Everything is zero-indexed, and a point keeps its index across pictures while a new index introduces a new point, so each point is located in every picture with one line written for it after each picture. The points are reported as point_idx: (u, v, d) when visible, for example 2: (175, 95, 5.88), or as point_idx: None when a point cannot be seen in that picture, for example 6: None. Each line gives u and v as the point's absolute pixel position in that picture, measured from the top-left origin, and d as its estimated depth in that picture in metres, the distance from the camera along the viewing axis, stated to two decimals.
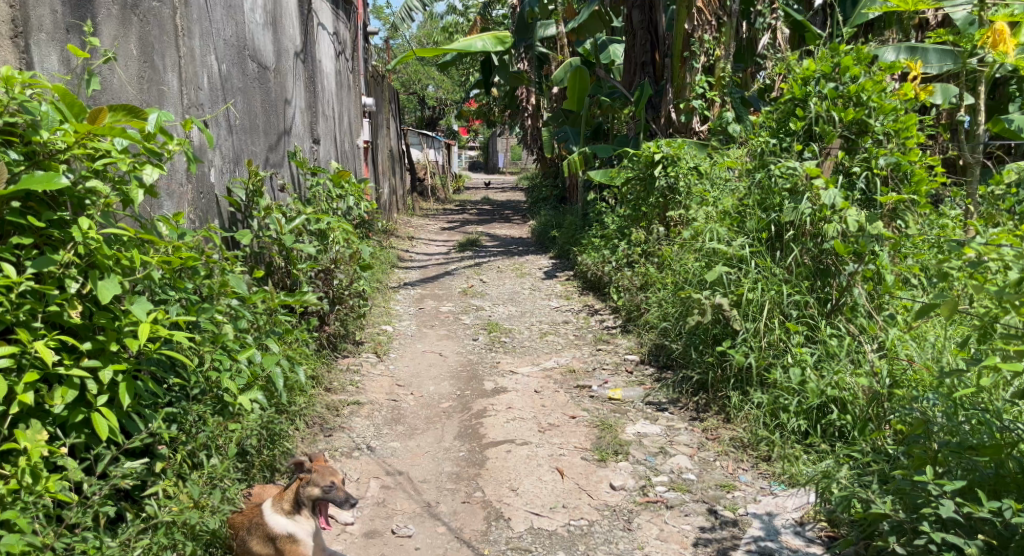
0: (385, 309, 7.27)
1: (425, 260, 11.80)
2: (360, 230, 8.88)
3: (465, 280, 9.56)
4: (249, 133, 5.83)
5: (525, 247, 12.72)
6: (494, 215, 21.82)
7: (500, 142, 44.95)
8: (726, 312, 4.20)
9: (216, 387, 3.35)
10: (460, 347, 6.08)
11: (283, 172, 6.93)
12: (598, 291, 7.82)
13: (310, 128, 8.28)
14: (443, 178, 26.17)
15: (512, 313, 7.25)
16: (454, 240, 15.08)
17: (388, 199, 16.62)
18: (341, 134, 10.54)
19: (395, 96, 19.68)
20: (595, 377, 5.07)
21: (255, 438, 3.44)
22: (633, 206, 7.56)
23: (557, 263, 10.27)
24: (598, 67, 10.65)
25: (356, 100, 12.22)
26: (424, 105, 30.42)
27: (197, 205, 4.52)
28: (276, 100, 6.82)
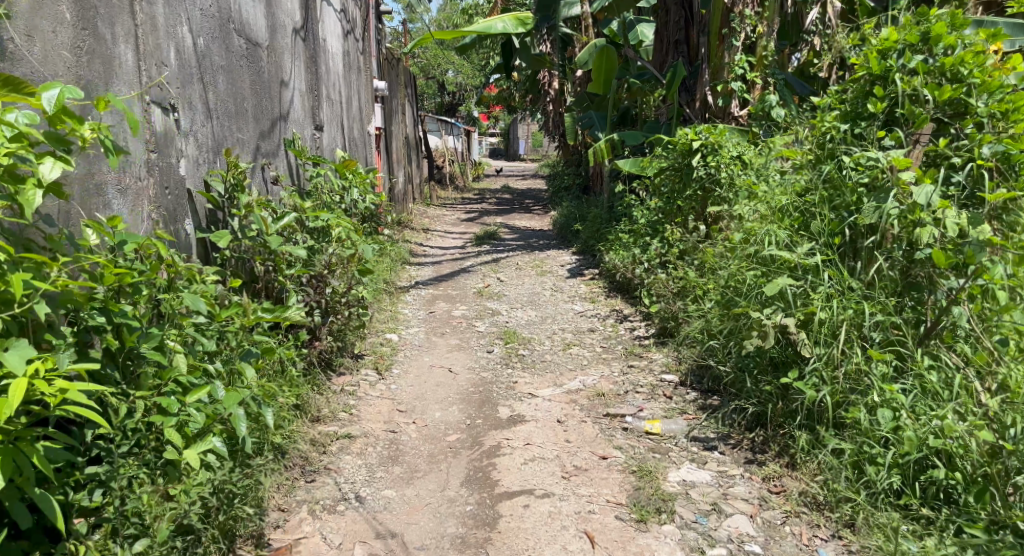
0: (391, 314, 6.59)
1: (439, 254, 11.09)
2: (367, 224, 8.20)
3: (481, 278, 8.86)
4: (233, 118, 5.12)
5: (546, 240, 11.99)
6: (514, 204, 21.10)
7: (522, 128, 44.20)
8: (791, 333, 3.52)
9: (159, 437, 2.83)
10: (473, 360, 5.39)
11: (277, 163, 6.22)
12: (626, 294, 7.11)
13: (311, 113, 7.57)
14: (462, 166, 25.46)
15: (533, 319, 6.56)
16: (472, 231, 14.38)
17: (403, 188, 15.93)
18: (348, 119, 9.82)
19: (411, 81, 18.97)
20: (628, 403, 4.36)
21: (196, 512, 2.81)
22: (666, 199, 6.84)
23: (580, 260, 9.54)
24: (625, 48, 9.87)
25: (367, 84, 11.53)
26: (444, 91, 29.68)
27: (161, 202, 3.83)
28: (269, 81, 6.10)
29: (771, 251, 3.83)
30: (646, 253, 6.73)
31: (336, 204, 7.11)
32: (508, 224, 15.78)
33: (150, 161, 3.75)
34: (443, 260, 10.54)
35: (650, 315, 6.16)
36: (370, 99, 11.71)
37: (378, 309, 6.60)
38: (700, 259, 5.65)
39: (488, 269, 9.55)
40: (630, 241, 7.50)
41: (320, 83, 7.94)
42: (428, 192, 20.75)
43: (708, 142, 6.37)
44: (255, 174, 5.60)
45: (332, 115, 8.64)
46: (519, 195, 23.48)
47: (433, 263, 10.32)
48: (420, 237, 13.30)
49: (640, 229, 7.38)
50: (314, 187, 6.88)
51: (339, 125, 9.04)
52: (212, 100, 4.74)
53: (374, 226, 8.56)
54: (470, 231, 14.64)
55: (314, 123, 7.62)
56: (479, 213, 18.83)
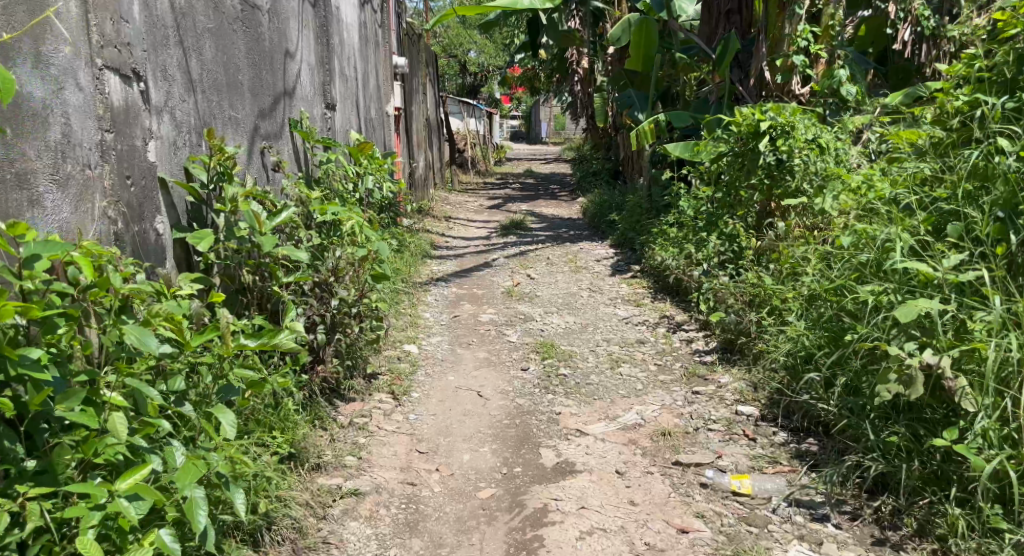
0: (411, 320, 5.80)
1: (462, 246, 10.31)
2: (384, 215, 7.41)
3: (509, 274, 8.08)
4: (225, 92, 4.30)
5: (578, 231, 11.19)
6: (539, 190, 20.29)
7: (544, 110, 43.29)
8: (947, 376, 2.82)
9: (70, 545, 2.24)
10: (508, 378, 4.62)
11: (280, 148, 5.41)
12: (677, 297, 6.28)
13: (322, 89, 6.74)
14: (484, 149, 24.63)
15: (573, 326, 5.78)
16: (496, 220, 13.56)
17: (423, 173, 15.16)
18: (364, 100, 9.00)
19: (433, 59, 18.12)
20: (701, 445, 3.56)
21: None
22: (729, 192, 6.02)
23: (619, 255, 8.74)
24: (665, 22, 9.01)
25: (385, 61, 10.73)
26: (465, 72, 28.79)
27: (120, 195, 3.03)
28: (272, 53, 5.28)
29: (898, 263, 3.14)
30: (703, 252, 5.93)
31: (352, 193, 6.33)
32: (533, 212, 14.98)
33: (104, 142, 2.94)
34: (467, 253, 9.77)
35: (711, 326, 5.36)
36: (389, 78, 10.91)
37: (395, 314, 5.83)
38: (776, 261, 4.84)
39: (517, 263, 8.78)
40: (682, 237, 6.69)
41: (332, 57, 7.11)
42: (449, 177, 19.96)
43: (779, 125, 5.52)
44: (253, 161, 4.78)
45: (346, 94, 7.82)
46: (543, 180, 22.67)
47: (456, 255, 9.55)
48: (441, 226, 12.53)
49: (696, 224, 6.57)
50: (324, 174, 6.08)
51: (354, 106, 8.24)
52: (195, 69, 3.92)
53: (392, 217, 7.78)
54: (494, 219, 13.87)
55: (326, 103, 6.79)
56: (502, 199, 18.02)
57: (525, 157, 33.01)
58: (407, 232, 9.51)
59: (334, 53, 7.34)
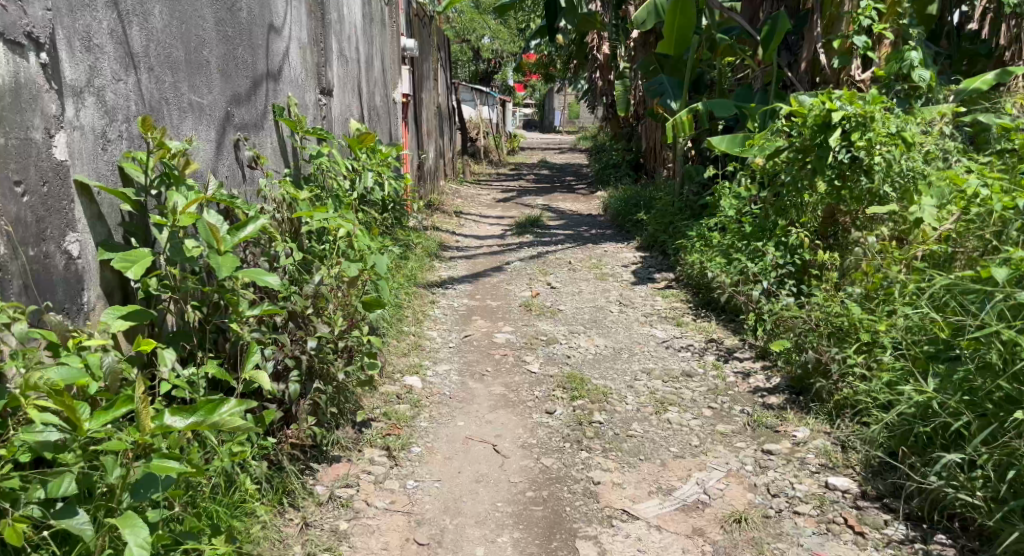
0: (415, 345, 4.98)
1: (475, 247, 9.52)
2: (385, 216, 6.59)
3: (528, 282, 7.29)
4: (185, 70, 3.45)
5: (600, 230, 10.65)
6: (556, 182, 19.44)
7: (558, 99, 42.29)
8: None
9: None
10: (529, 425, 3.78)
11: (262, 140, 4.56)
12: (725, 316, 5.45)
13: (317, 73, 5.87)
14: (497, 138, 23.78)
15: (604, 351, 4.98)
16: (511, 216, 12.75)
17: (434, 164, 14.36)
18: (367, 85, 8.16)
19: (445, 44, 17.26)
20: (789, 538, 2.87)
21: None
22: (792, 196, 5.19)
23: (648, 261, 7.94)
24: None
25: (392, 43, 9.90)
26: (479, 59, 27.97)
27: (4, 207, 2.36)
28: (252, 26, 4.42)
29: None
30: (758, 265, 5.09)
31: (350, 194, 5.52)
32: (550, 208, 14.18)
33: None
34: (480, 254, 8.98)
35: (769, 358, 4.56)
36: (396, 63, 10.07)
37: (397, 334, 5.03)
38: (862, 282, 3.98)
39: (535, 268, 7.97)
40: (726, 245, 5.89)
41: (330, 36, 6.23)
42: (461, 168, 19.15)
43: (856, 117, 4.64)
44: (224, 156, 3.93)
45: (345, 78, 6.94)
46: (559, 171, 21.81)
47: (468, 256, 8.76)
48: (452, 222, 11.73)
49: (743, 231, 5.76)
50: (317, 171, 5.25)
51: (355, 93, 7.39)
52: (138, 38, 3.07)
53: (396, 219, 6.99)
54: (508, 215, 13.08)
55: (321, 88, 5.94)
56: (517, 192, 17.20)
57: (539, 146, 32.12)
58: (415, 232, 8.73)
59: (332, 31, 6.47)
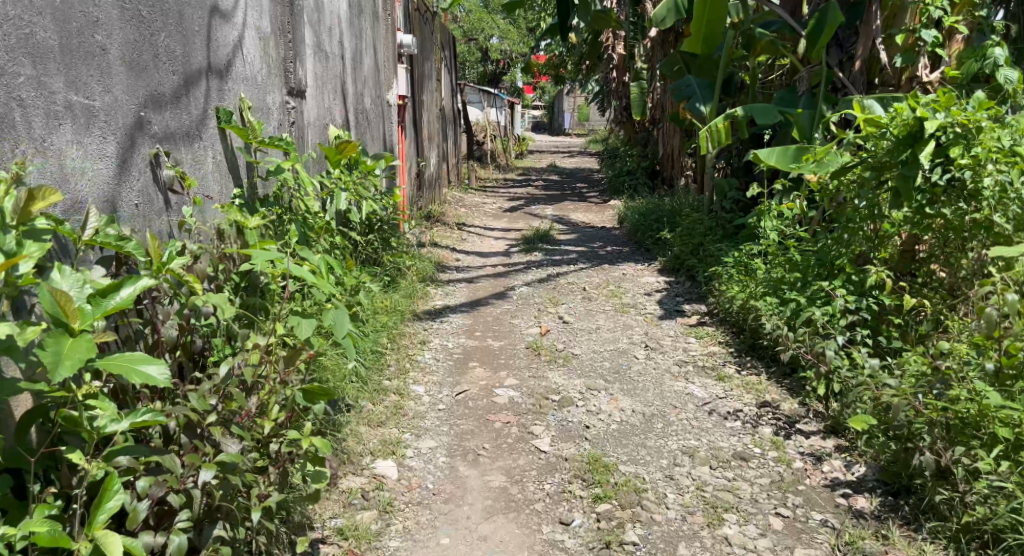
0: (396, 407, 4.09)
1: (476, 268, 8.56)
2: (365, 247, 5.75)
3: (535, 314, 6.34)
4: (59, 60, 2.55)
5: (617, 245, 9.87)
6: (565, 188, 18.54)
7: (567, 101, 41.31)
8: None
9: None
10: (537, 547, 2.92)
11: (196, 154, 3.55)
12: (778, 369, 4.49)
13: (285, 71, 4.89)
14: (504, 142, 22.80)
15: (632, 417, 4.02)
16: (518, 231, 11.87)
17: (435, 172, 13.40)
18: (354, 84, 7.18)
19: (450, 42, 16.28)
20: None
21: None
22: (857, 221, 4.23)
23: (673, 289, 7.00)
24: None
25: (388, 42, 8.99)
26: (487, 58, 27.10)
27: None
28: (183, 7, 3.44)
29: None
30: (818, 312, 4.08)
31: (310, 218, 4.55)
32: (560, 219, 13.26)
33: None
34: (483, 276, 8.02)
35: (842, 436, 3.61)
36: (391, 60, 9.10)
37: (374, 394, 4.10)
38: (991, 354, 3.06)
39: (544, 294, 7.07)
40: (775, 280, 4.96)
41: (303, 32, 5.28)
42: (466, 174, 18.17)
43: (955, 127, 3.76)
44: (128, 178, 2.92)
45: (323, 77, 5.95)
46: (568, 177, 20.86)
47: (469, 279, 7.80)
48: (452, 236, 10.78)
49: (795, 262, 4.87)
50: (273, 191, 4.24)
51: (337, 96, 6.39)
52: None
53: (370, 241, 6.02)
54: (514, 228, 12.15)
55: (289, 87, 4.94)
56: (525, 200, 16.23)
57: (549, 148, 31.23)
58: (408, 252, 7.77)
59: (306, 20, 5.47)
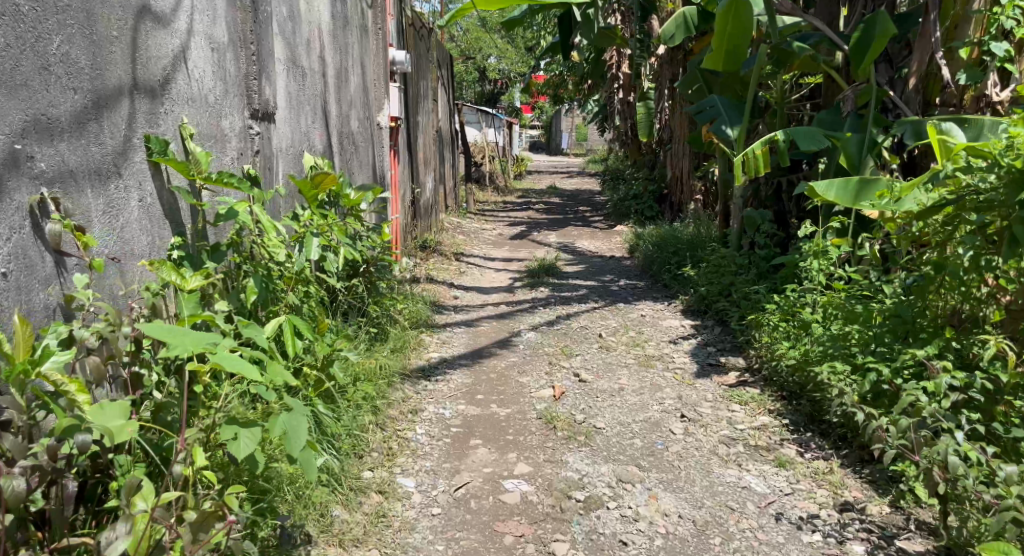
0: (381, 512, 3.27)
1: (477, 307, 7.72)
2: (342, 305, 5.04)
3: (547, 367, 5.49)
4: None
5: (630, 279, 9.06)
6: (567, 211, 17.76)
7: (566, 120, 40.63)
8: None
9: None
10: None
11: (111, 199, 2.80)
12: (855, 457, 3.70)
13: (252, 90, 4.07)
14: (503, 163, 22.03)
15: (681, 529, 3.26)
16: (520, 261, 11.06)
17: (432, 198, 12.57)
18: (337, 104, 6.39)
19: (448, 60, 15.59)
20: None
21: None
22: (959, 271, 3.63)
23: (702, 336, 6.20)
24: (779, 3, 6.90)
25: (379, 59, 8.24)
26: (486, 78, 26.46)
27: None
28: (92, 5, 2.69)
29: None
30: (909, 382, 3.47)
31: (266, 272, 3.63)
32: (566, 247, 12.47)
33: None
34: (485, 318, 7.18)
35: None
36: (382, 79, 8.30)
37: (349, 497, 3.24)
38: None
39: (554, 340, 6.25)
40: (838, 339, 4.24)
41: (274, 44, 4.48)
42: (463, 197, 17.33)
43: None
44: None
45: (296, 97, 5.09)
46: (571, 198, 20.11)
47: (469, 322, 6.96)
48: (450, 269, 9.96)
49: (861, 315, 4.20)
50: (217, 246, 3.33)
51: (316, 119, 5.56)
52: None
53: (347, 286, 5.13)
54: (516, 259, 11.32)
55: (252, 110, 4.08)
56: (526, 225, 15.44)
57: (549, 168, 30.49)
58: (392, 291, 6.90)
59: (272, 31, 4.63)
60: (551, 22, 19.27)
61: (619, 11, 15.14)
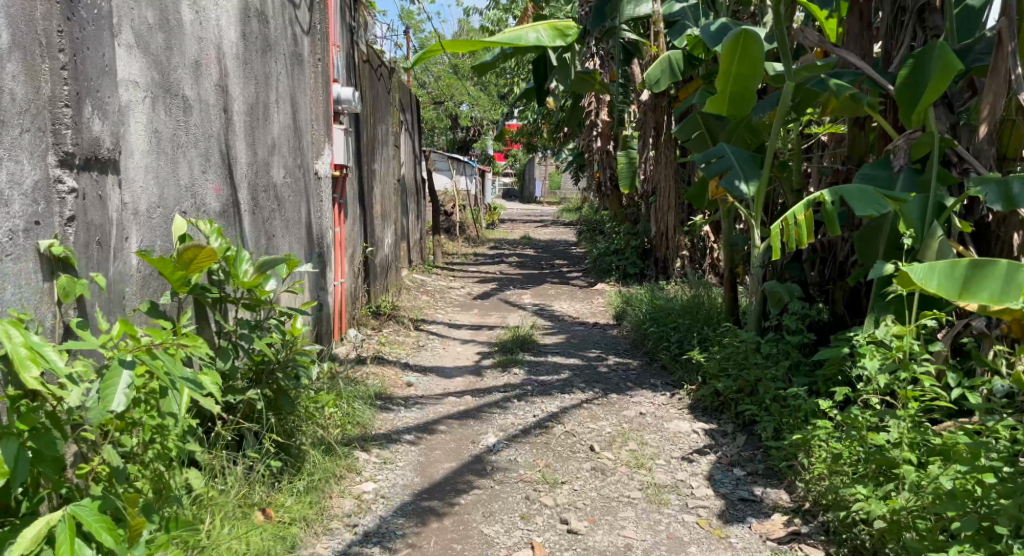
0: None
1: (435, 400, 6.27)
2: (233, 428, 3.71)
3: (522, 507, 4.04)
4: None
5: (619, 357, 7.66)
6: (543, 265, 16.43)
7: (539, 168, 39.57)
8: None
9: None
10: None
11: None
12: None
13: (76, 123, 2.76)
14: (475, 212, 20.74)
15: None
16: (489, 330, 9.66)
17: (391, 254, 11.10)
18: (250, 147, 5.03)
19: (413, 103, 14.32)
20: None
21: None
22: None
23: (723, 451, 4.78)
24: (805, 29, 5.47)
25: (322, 96, 6.91)
26: (457, 126, 25.36)
27: None
28: None
29: None
30: None
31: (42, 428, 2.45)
32: (543, 310, 11.10)
33: None
34: (443, 419, 5.74)
35: None
36: (322, 119, 6.92)
37: None
38: None
39: (532, 454, 4.82)
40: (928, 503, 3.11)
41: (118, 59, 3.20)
42: (430, 249, 15.95)
43: None
44: None
45: (168, 139, 3.69)
46: (546, 251, 18.81)
47: (424, 426, 5.53)
48: (408, 342, 8.52)
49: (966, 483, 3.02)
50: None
51: (208, 171, 4.17)
52: None
53: (243, 390, 3.79)
54: (485, 326, 9.88)
55: (62, 155, 2.73)
56: (498, 282, 14.05)
57: (523, 217, 29.29)
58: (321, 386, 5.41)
59: (120, 44, 3.26)
60: (524, 68, 18.12)
61: (598, 55, 13.97)
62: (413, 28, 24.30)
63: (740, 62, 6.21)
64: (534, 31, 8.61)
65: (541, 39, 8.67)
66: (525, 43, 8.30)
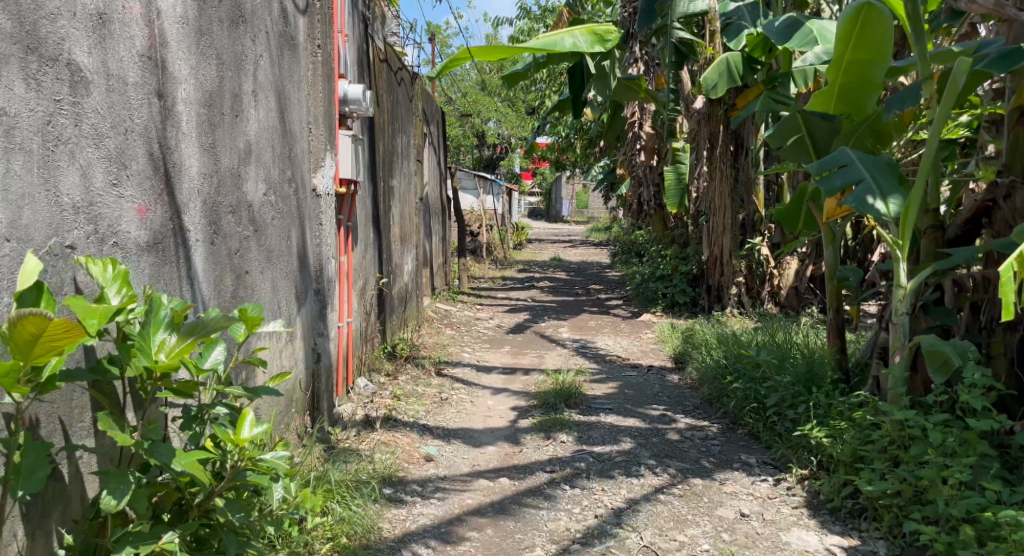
0: None
1: (463, 483, 4.82)
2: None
3: None
4: None
5: (690, 417, 6.16)
6: (578, 292, 14.95)
7: (566, 187, 38.10)
8: None
9: None
10: None
11: None
12: None
13: None
14: (502, 233, 19.35)
15: None
16: (523, 374, 8.19)
17: (411, 283, 9.68)
18: (210, 151, 3.62)
19: (438, 115, 12.92)
20: None
21: None
22: None
23: None
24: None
25: (325, 93, 5.50)
26: (483, 143, 24.05)
27: None
28: None
29: None
30: None
31: None
32: (585, 348, 9.63)
33: None
34: (474, 518, 4.29)
35: None
36: (324, 123, 5.49)
37: None
38: None
39: None
40: None
41: None
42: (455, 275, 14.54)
43: None
44: None
45: (29, 124, 2.34)
46: (579, 274, 17.35)
47: (448, 532, 4.08)
48: (429, 392, 7.07)
49: None
50: None
51: (127, 181, 2.77)
52: None
53: (155, 532, 2.43)
54: (518, 370, 8.38)
55: None
56: (530, 311, 12.60)
57: (550, 238, 27.84)
58: (302, 479, 3.94)
59: None
60: (557, 78, 16.70)
61: (642, 60, 12.55)
62: (438, 41, 23.09)
63: (858, 45, 4.77)
64: (570, 35, 7.16)
65: (578, 46, 7.23)
66: (560, 50, 6.84)
